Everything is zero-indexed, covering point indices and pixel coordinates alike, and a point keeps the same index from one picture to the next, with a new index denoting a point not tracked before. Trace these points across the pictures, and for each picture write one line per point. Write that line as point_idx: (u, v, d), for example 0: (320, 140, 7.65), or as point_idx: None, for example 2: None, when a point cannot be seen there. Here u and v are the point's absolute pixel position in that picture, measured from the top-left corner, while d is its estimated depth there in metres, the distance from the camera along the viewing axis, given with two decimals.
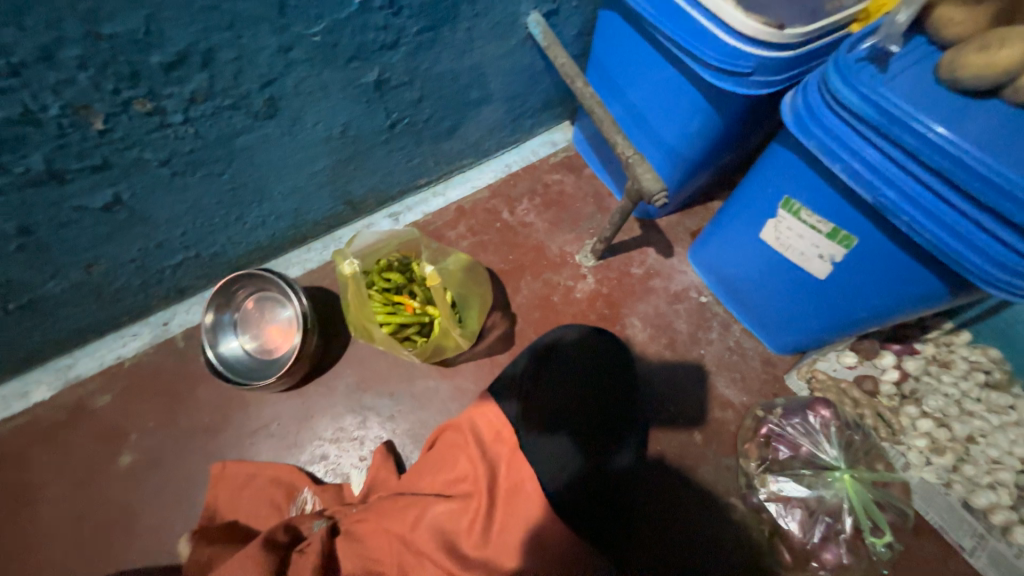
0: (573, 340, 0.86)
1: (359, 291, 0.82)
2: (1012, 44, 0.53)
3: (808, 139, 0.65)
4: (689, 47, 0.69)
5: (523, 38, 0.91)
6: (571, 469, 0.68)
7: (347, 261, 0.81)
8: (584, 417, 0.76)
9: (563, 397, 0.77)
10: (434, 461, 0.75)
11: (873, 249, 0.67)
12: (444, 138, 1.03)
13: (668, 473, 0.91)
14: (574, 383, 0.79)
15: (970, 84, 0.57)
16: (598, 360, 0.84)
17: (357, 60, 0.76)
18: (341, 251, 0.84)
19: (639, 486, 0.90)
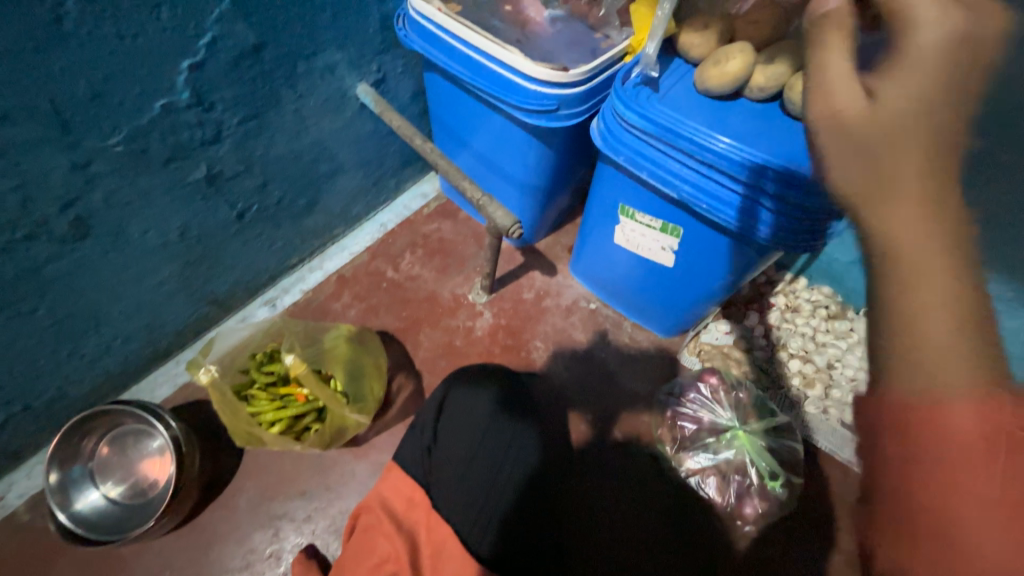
0: (465, 386, 0.84)
1: (224, 398, 0.76)
2: (734, 57, 0.67)
3: (616, 155, 0.74)
4: (501, 97, 0.77)
5: (357, 108, 0.94)
6: (485, 516, 0.72)
7: (200, 371, 0.77)
8: (496, 460, 0.77)
9: (460, 458, 0.77)
10: (350, 553, 0.72)
11: (695, 234, 0.78)
12: (304, 215, 1.01)
13: (595, 475, 0.94)
14: (470, 442, 0.78)
15: (719, 91, 0.70)
16: (493, 406, 0.82)
17: (177, 160, 0.72)
18: (194, 362, 0.80)
19: (578, 499, 0.92)
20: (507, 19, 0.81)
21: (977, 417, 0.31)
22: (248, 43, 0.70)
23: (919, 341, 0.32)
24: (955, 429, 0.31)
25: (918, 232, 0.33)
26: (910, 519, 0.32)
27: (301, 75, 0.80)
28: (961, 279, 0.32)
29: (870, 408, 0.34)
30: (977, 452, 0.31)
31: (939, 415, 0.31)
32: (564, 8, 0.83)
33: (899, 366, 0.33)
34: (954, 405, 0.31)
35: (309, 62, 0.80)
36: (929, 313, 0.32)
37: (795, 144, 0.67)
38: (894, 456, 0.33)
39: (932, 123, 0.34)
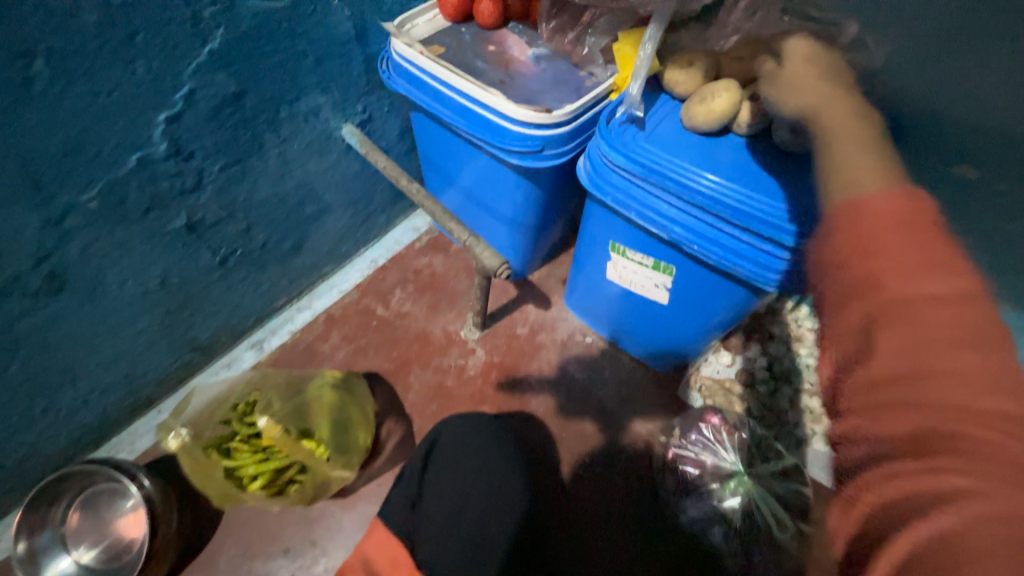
0: (450, 438, 0.81)
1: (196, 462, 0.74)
2: (720, 95, 0.66)
3: (604, 196, 0.72)
4: (484, 138, 0.76)
5: (344, 148, 0.93)
6: None
7: (171, 437, 0.76)
8: (480, 524, 0.73)
9: (443, 521, 0.73)
10: None
11: (687, 272, 0.76)
12: (291, 255, 0.99)
13: (583, 525, 0.90)
14: (452, 503, 0.75)
15: (707, 128, 0.69)
16: (478, 461, 0.78)
17: (155, 210, 0.71)
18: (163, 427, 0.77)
19: (579, 552, 0.88)
20: (491, 59, 0.81)
21: (889, 215, 0.35)
22: (228, 93, 0.69)
23: (868, 196, 0.37)
24: (927, 275, 0.32)
25: (846, 134, 0.44)
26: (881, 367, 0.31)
27: (284, 119, 0.79)
28: (891, 164, 0.40)
29: (840, 277, 0.36)
30: (971, 324, 0.30)
31: (915, 254, 0.33)
32: (547, 47, 0.82)
33: (835, 228, 0.38)
34: (922, 247, 0.33)
35: (293, 107, 0.79)
36: (865, 178, 0.39)
37: (788, 181, 0.65)
38: (869, 299, 0.33)
39: (825, 61, 0.52)
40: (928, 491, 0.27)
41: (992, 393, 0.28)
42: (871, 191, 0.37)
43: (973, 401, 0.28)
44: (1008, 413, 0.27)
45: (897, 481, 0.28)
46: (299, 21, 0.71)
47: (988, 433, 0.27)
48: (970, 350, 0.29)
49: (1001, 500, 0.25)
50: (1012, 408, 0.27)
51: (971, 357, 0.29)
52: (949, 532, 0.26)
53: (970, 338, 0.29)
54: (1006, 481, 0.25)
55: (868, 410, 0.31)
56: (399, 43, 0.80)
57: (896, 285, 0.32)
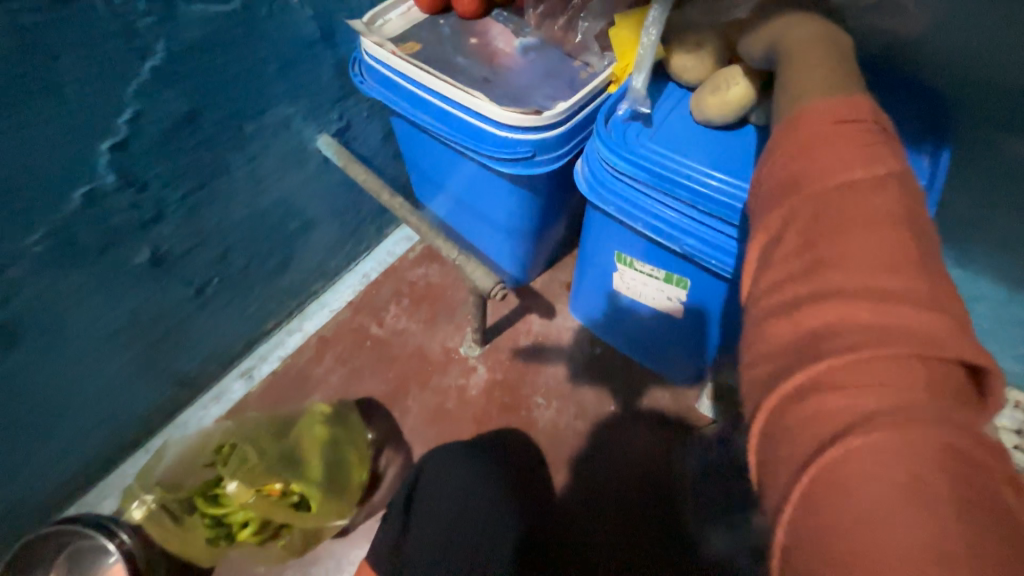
0: (437, 466, 0.80)
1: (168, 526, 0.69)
2: (736, 81, 0.57)
3: (606, 205, 0.64)
4: (469, 145, 0.68)
5: (322, 160, 0.86)
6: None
7: (131, 509, 0.69)
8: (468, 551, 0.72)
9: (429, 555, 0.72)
10: None
11: (704, 286, 0.67)
12: (275, 277, 0.93)
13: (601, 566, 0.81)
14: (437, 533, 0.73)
15: (720, 121, 0.60)
16: (464, 487, 0.78)
17: (114, 247, 0.65)
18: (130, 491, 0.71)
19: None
20: (473, 53, 0.72)
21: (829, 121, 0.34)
22: (180, 113, 0.63)
23: (810, 104, 0.36)
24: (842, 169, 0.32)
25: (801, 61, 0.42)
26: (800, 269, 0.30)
27: (249, 136, 0.72)
28: (837, 73, 0.38)
29: (779, 173, 0.35)
30: (875, 221, 0.29)
31: (844, 152, 0.32)
32: (537, 35, 0.73)
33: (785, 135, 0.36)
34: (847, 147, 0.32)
35: (258, 121, 0.72)
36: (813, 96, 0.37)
37: None
38: (789, 202, 0.33)
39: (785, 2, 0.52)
40: (837, 395, 0.25)
41: (882, 275, 0.28)
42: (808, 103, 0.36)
43: (870, 283, 0.28)
44: (898, 299, 0.27)
45: (809, 387, 0.26)
46: (254, 26, 0.64)
47: (882, 308, 0.27)
48: (864, 233, 0.29)
49: (902, 401, 0.24)
50: (900, 287, 0.27)
51: (877, 249, 0.29)
52: (848, 429, 0.24)
53: (878, 229, 0.29)
54: (901, 371, 0.25)
55: (775, 324, 0.30)
56: (370, 42, 0.71)
57: (823, 174, 0.32)
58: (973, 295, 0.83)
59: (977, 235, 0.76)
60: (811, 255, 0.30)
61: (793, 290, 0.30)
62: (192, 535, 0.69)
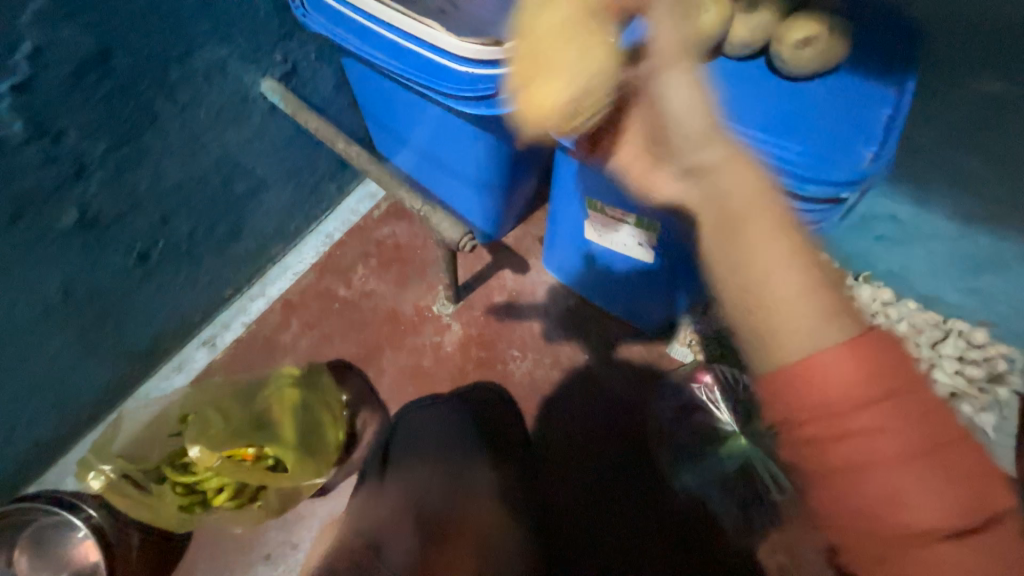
0: (417, 416, 0.83)
1: (132, 498, 0.65)
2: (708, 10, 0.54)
3: (574, 147, 0.61)
4: (426, 84, 0.63)
5: (267, 109, 0.78)
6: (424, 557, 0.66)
7: (93, 480, 0.66)
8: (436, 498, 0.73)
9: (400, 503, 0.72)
10: None
11: (674, 228, 0.67)
12: (230, 242, 0.87)
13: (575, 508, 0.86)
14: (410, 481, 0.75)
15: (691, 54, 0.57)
16: (443, 430, 0.82)
17: (32, 211, 0.59)
18: (86, 464, 0.67)
19: (578, 523, 0.85)
20: None
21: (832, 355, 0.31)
22: (89, 52, 0.55)
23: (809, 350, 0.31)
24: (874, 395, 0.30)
25: (739, 221, 0.33)
26: (862, 496, 0.30)
27: (178, 81, 0.65)
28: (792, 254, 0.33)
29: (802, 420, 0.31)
30: (915, 458, 0.30)
31: (864, 391, 0.30)
32: None
33: (802, 373, 0.31)
34: (885, 371, 0.30)
35: (186, 64, 0.64)
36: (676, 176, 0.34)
37: (789, 113, 0.55)
38: (833, 468, 0.31)
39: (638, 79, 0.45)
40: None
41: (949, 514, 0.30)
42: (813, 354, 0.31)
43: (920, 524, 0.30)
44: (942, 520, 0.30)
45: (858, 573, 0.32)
46: None
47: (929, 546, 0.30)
48: (915, 472, 0.30)
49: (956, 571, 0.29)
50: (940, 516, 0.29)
51: (926, 495, 0.30)
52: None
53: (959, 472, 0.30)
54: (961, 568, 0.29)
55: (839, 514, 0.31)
56: None
57: (878, 440, 0.30)
58: (927, 232, 0.87)
59: (933, 172, 0.78)
60: (881, 514, 0.30)
61: (867, 523, 0.30)
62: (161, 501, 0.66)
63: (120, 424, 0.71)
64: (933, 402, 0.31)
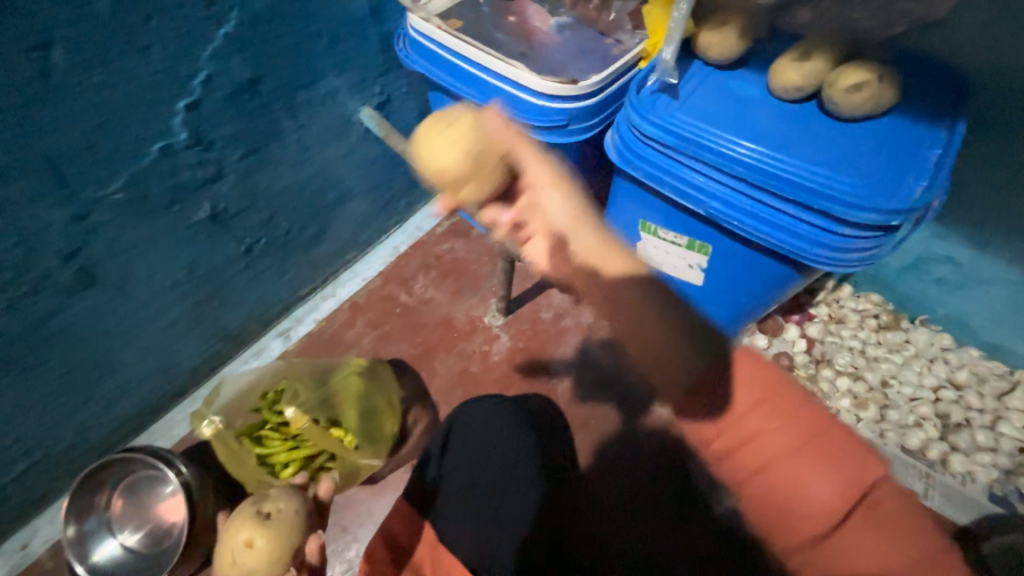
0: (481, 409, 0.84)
1: (229, 449, 0.75)
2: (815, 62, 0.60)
3: (635, 171, 0.68)
4: (506, 114, 0.73)
5: (362, 132, 0.91)
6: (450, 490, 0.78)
7: (204, 424, 0.76)
8: (477, 466, 0.78)
9: (450, 464, 0.80)
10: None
11: (725, 252, 0.71)
12: (315, 244, 0.99)
13: (613, 532, 0.85)
14: (464, 453, 0.80)
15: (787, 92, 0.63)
16: (512, 417, 0.83)
17: (178, 202, 0.71)
18: (198, 414, 0.79)
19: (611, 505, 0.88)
20: (510, 31, 0.76)
21: None
22: (244, 79, 0.68)
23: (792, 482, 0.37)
24: (827, 468, 0.38)
25: None
26: (772, 489, 0.38)
27: (301, 104, 0.78)
28: None
29: None
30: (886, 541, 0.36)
31: None
32: (570, 14, 0.77)
33: None
34: (758, 385, 0.41)
35: (309, 91, 0.78)
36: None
37: (839, 147, 0.60)
38: None
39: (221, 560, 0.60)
40: None
41: None
42: (694, 380, 0.43)
43: None
44: None
45: None
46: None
47: None
48: None
49: None
50: None
51: None
52: None
53: None
54: None
55: None
56: (415, 18, 0.76)
57: None
58: (987, 278, 0.86)
59: (989, 217, 0.79)
60: None
61: None
62: (246, 459, 0.75)
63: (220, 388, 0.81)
64: (806, 406, 0.40)
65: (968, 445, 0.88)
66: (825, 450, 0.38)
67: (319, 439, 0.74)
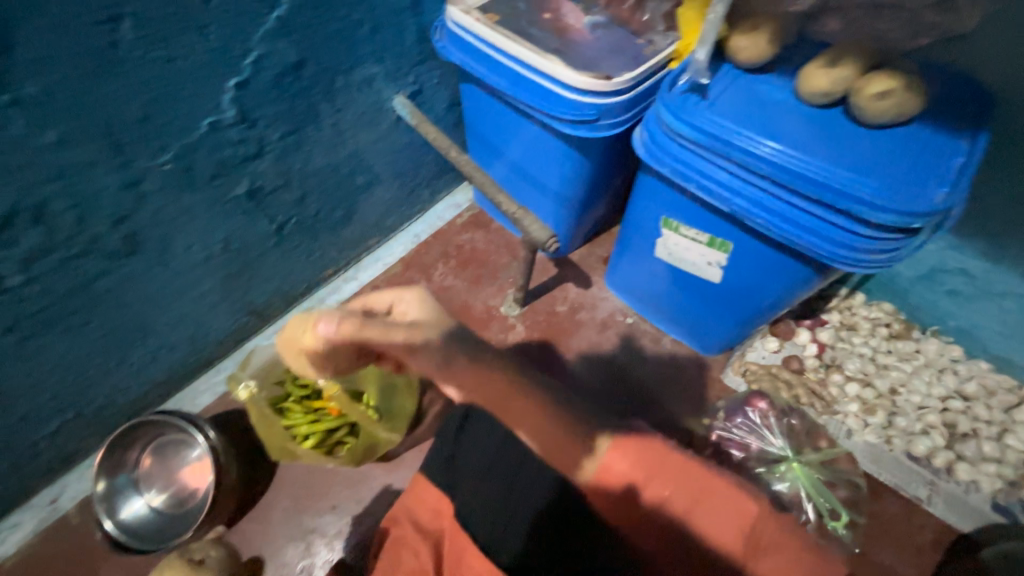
0: None
1: (259, 414, 0.78)
2: (845, 68, 0.62)
3: (662, 167, 0.70)
4: (539, 107, 0.75)
5: (393, 120, 0.94)
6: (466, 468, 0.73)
7: (240, 386, 0.79)
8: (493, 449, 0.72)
9: (463, 450, 0.74)
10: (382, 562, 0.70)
11: (745, 250, 0.73)
12: (340, 227, 1.02)
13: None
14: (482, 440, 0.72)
15: (815, 100, 0.65)
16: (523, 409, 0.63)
17: (220, 176, 0.73)
18: (233, 377, 0.81)
19: None
20: (545, 27, 0.78)
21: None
22: (289, 61, 0.71)
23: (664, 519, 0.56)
24: (689, 512, 0.55)
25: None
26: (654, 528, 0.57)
27: (339, 89, 0.81)
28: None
29: None
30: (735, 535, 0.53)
31: None
32: (604, 14, 0.80)
33: None
34: (633, 463, 0.58)
35: (348, 77, 0.81)
36: None
37: (864, 151, 0.62)
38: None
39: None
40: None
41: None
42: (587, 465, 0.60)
43: None
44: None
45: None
46: None
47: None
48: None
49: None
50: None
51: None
52: None
53: None
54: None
55: None
56: (454, 11, 0.79)
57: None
58: (999, 291, 0.87)
59: (1004, 231, 0.81)
60: None
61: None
62: (272, 426, 0.77)
63: (252, 356, 0.85)
64: (665, 468, 0.57)
65: (975, 454, 0.89)
66: (684, 494, 0.56)
67: (345, 407, 0.77)
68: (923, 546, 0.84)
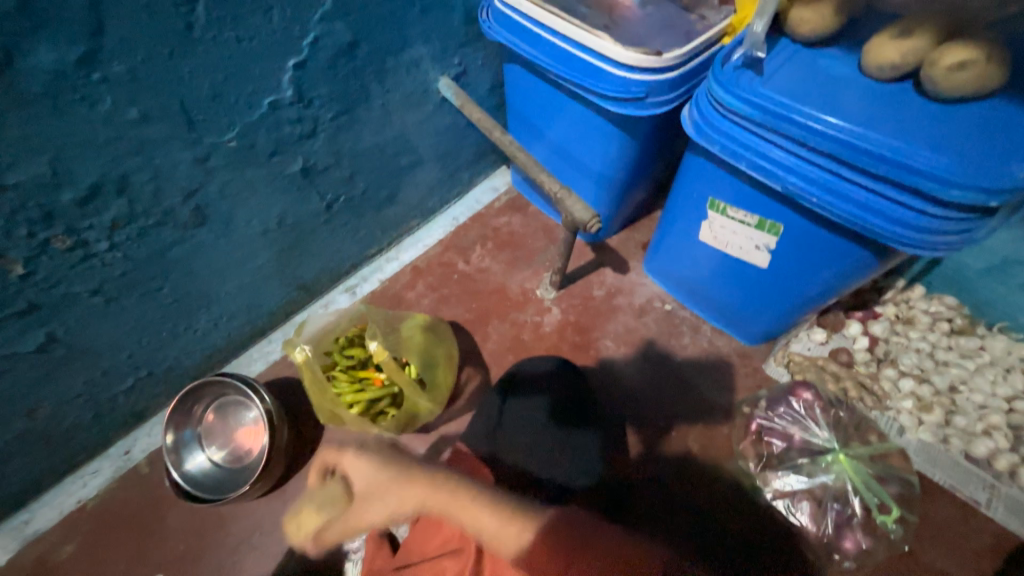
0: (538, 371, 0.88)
1: (314, 379, 0.81)
2: (920, 37, 0.58)
3: (712, 145, 0.68)
4: (584, 86, 0.75)
5: (438, 101, 0.95)
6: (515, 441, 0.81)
7: (296, 351, 0.80)
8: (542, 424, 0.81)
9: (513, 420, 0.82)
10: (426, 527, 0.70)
11: (797, 232, 0.71)
12: (384, 207, 1.05)
13: (655, 502, 0.86)
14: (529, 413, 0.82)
15: (884, 74, 0.61)
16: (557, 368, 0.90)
17: (278, 154, 0.77)
18: (289, 341, 0.82)
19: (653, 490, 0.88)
20: (593, 4, 0.78)
21: None
22: (344, 43, 0.74)
23: None
24: None
25: None
26: None
27: (388, 70, 0.83)
28: None
29: None
30: None
31: None
32: None
33: None
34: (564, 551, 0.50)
35: (397, 59, 0.83)
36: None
37: (934, 126, 0.58)
38: None
39: None
40: None
41: None
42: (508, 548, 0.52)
43: None
44: None
45: None
46: None
47: None
48: None
49: None
50: None
51: None
52: None
53: None
54: None
55: None
56: None
57: None
58: None
59: None
60: None
61: None
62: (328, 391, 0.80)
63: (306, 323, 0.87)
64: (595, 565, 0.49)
65: None
66: None
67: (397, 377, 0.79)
68: (980, 550, 0.80)
